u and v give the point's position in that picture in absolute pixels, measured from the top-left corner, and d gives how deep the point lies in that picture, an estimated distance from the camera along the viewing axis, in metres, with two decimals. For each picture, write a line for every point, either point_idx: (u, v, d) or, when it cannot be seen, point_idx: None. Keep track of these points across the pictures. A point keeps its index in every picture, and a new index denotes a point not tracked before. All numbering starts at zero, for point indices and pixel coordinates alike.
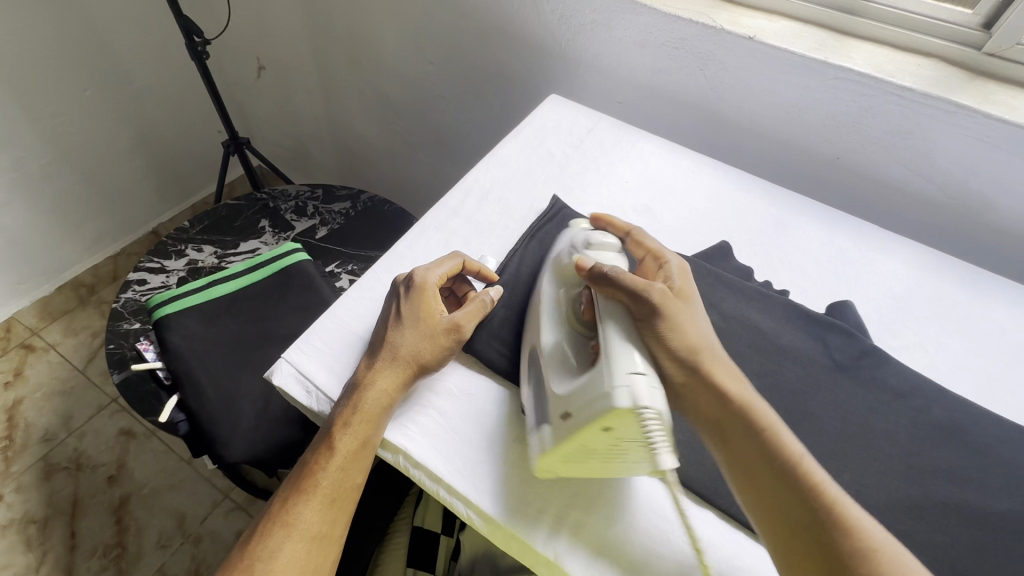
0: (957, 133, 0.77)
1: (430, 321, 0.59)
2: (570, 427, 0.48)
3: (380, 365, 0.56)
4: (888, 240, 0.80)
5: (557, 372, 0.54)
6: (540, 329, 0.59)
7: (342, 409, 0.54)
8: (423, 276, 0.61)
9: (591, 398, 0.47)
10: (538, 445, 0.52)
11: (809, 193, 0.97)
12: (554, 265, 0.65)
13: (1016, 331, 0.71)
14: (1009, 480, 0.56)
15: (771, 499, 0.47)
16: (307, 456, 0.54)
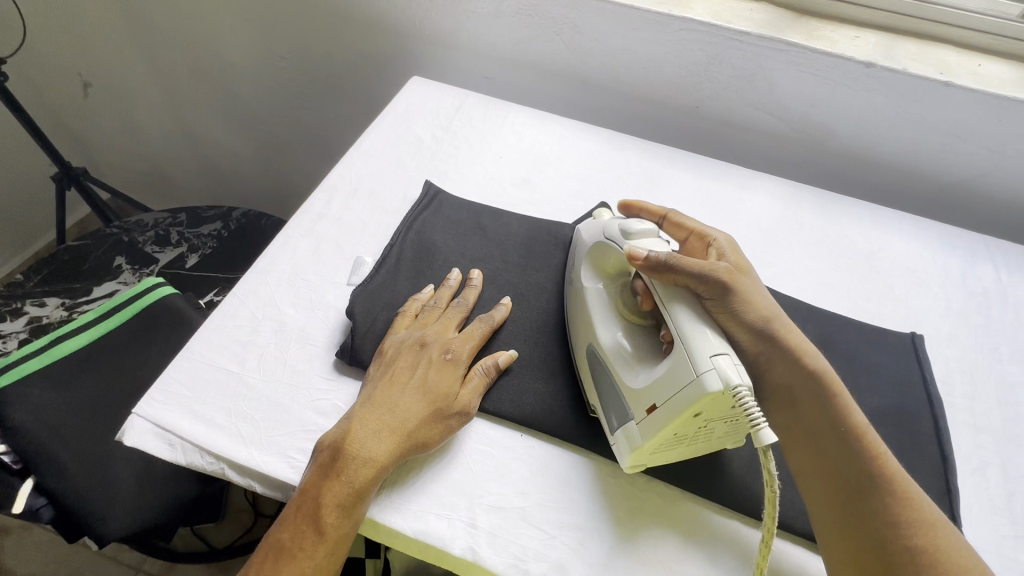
0: (792, 70, 0.83)
1: (440, 383, 0.53)
2: (659, 420, 0.47)
3: (378, 434, 0.49)
4: (752, 177, 0.84)
5: (624, 364, 0.52)
6: (594, 329, 0.56)
7: (333, 484, 0.46)
8: (449, 345, 0.55)
9: (677, 386, 0.46)
10: (623, 443, 0.51)
11: (680, 144, 1.00)
12: (592, 256, 0.60)
13: (864, 244, 0.78)
14: (876, 377, 0.62)
15: (827, 465, 0.49)
16: (284, 536, 0.46)
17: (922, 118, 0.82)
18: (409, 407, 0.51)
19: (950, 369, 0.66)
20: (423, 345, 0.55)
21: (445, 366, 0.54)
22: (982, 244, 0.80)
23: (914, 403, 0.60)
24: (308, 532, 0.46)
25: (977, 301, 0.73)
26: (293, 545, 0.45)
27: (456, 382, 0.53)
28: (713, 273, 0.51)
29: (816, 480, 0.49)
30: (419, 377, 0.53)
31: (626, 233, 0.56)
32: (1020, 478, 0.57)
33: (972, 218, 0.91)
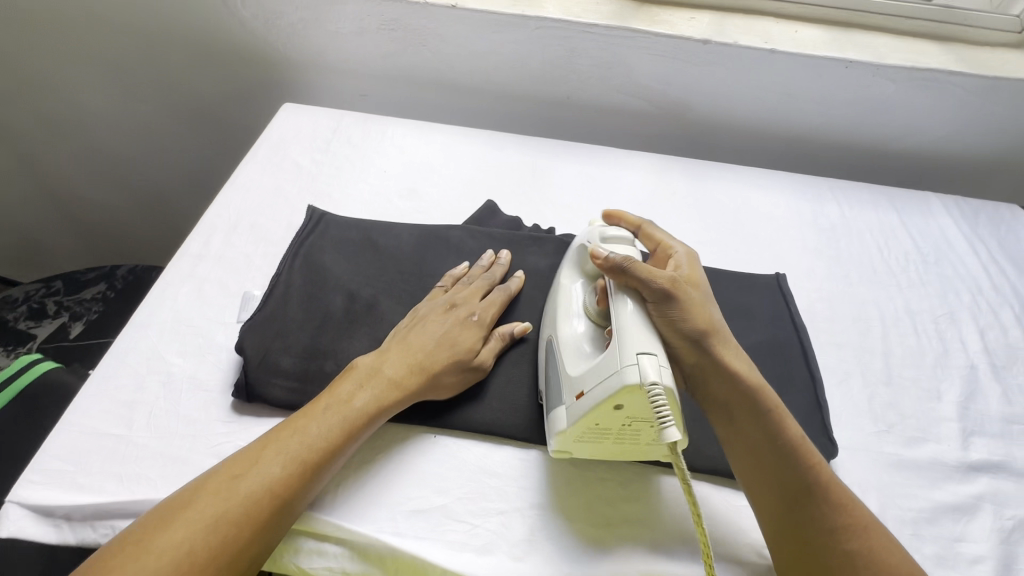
0: (644, 53, 0.90)
1: (462, 338, 0.57)
2: (583, 406, 0.47)
3: (393, 365, 0.54)
4: (626, 156, 0.91)
5: (572, 355, 0.52)
6: (557, 323, 0.57)
7: (352, 387, 0.52)
8: (473, 305, 0.61)
9: (604, 375, 0.46)
10: (553, 427, 0.51)
11: (561, 134, 1.05)
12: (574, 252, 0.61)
13: (730, 201, 0.86)
14: (752, 318, 0.68)
15: (770, 477, 0.49)
16: (297, 428, 0.48)
17: (760, 84, 0.92)
18: (439, 349, 0.56)
19: (813, 299, 0.74)
20: (459, 300, 0.61)
21: (474, 326, 0.59)
22: (825, 187, 0.91)
23: (784, 335, 0.67)
24: (323, 431, 0.48)
25: (828, 236, 0.83)
26: (305, 436, 0.47)
27: (477, 340, 0.58)
28: (655, 282, 0.50)
29: (760, 490, 0.50)
30: (448, 325, 0.58)
31: (603, 237, 0.57)
32: (877, 381, 0.65)
33: (819, 164, 1.03)
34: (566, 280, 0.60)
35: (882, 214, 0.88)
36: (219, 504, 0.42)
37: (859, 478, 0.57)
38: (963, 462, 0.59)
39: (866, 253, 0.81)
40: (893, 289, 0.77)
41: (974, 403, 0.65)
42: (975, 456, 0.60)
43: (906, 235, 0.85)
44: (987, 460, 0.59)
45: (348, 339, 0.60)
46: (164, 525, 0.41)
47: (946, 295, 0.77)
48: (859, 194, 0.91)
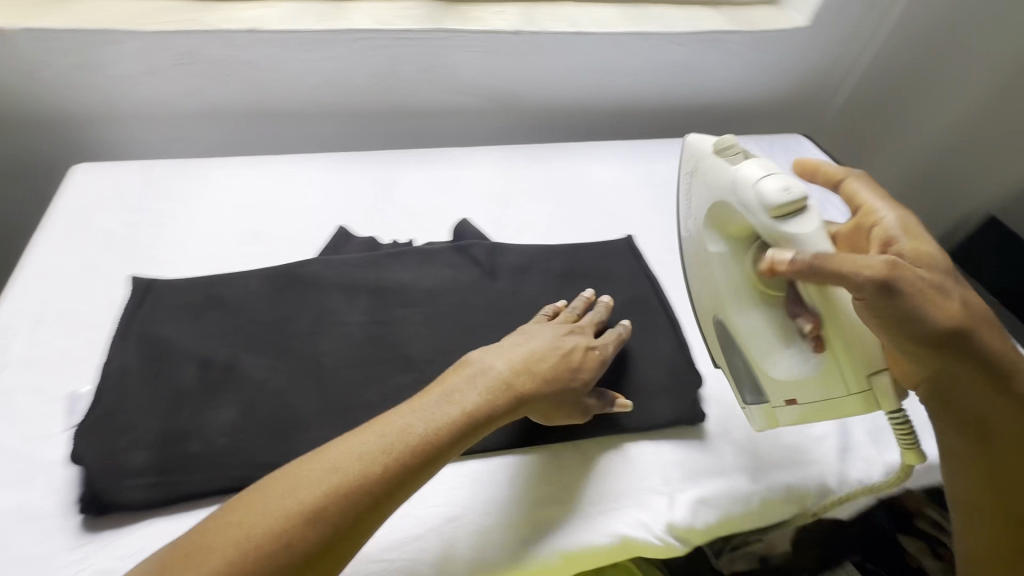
0: (463, 51, 0.92)
1: (581, 362, 0.59)
2: (801, 410, 0.55)
3: (523, 381, 0.54)
4: (472, 154, 0.92)
5: (764, 344, 0.56)
6: (732, 305, 0.58)
7: (462, 386, 0.51)
8: (586, 329, 0.63)
9: (827, 395, 0.53)
10: (756, 412, 0.59)
11: (405, 143, 1.04)
12: (721, 212, 0.59)
13: (575, 178, 0.91)
14: (612, 282, 0.74)
15: (980, 457, 0.52)
16: (404, 425, 0.46)
17: (576, 64, 0.98)
18: (558, 361, 0.57)
19: (660, 250, 0.81)
20: (576, 330, 0.62)
21: (593, 354, 0.60)
22: (652, 149, 1.01)
23: (642, 290, 0.73)
24: (433, 424, 0.47)
25: (663, 192, 0.92)
26: (409, 428, 0.46)
27: (596, 363, 0.60)
28: (866, 275, 0.46)
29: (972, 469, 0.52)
30: (568, 345, 0.59)
31: (778, 219, 0.51)
32: None
33: (646, 129, 1.13)
34: (722, 251, 0.60)
35: None
36: (305, 501, 0.41)
37: (724, 398, 0.65)
38: None
39: None
40: None
41: None
42: None
43: None
44: None
45: (211, 411, 0.55)
46: (238, 520, 0.40)
47: None
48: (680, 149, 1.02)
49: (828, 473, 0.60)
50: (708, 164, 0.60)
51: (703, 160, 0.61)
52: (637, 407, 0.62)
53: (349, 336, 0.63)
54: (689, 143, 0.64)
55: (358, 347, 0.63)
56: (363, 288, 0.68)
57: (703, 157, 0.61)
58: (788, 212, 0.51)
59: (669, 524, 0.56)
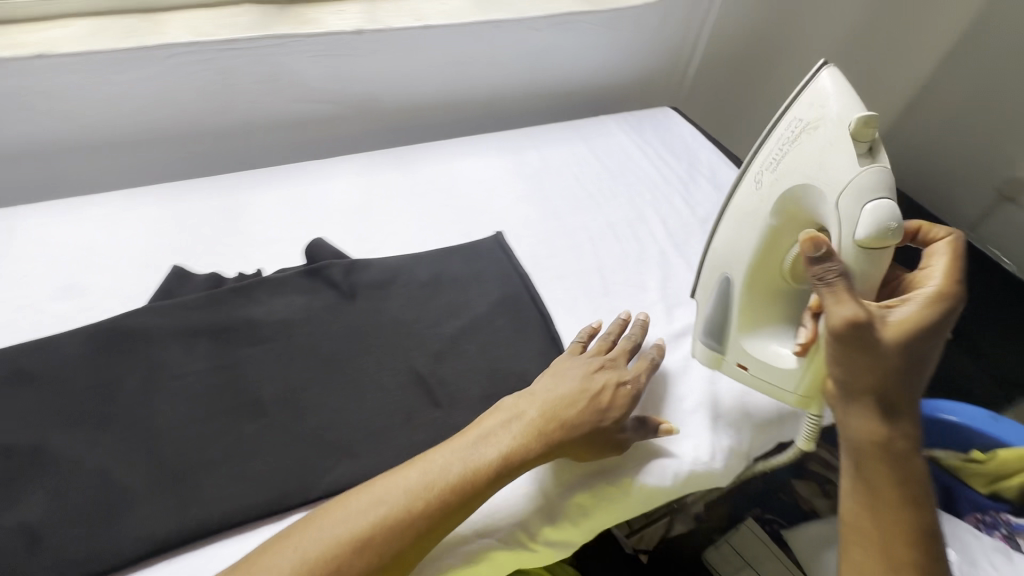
0: (302, 57, 0.85)
1: (615, 405, 0.55)
2: (745, 375, 0.62)
3: (547, 437, 0.51)
4: (330, 166, 0.86)
5: (741, 319, 0.61)
6: (739, 270, 0.60)
7: (499, 424, 0.51)
8: (620, 356, 0.60)
9: (773, 380, 0.60)
10: (703, 348, 0.64)
11: (262, 162, 0.96)
12: (800, 196, 0.55)
13: (444, 178, 0.88)
14: (481, 284, 0.71)
15: (874, 493, 0.52)
16: (441, 464, 0.48)
17: (432, 60, 0.94)
18: (592, 409, 0.54)
19: (533, 243, 0.80)
20: (608, 363, 0.59)
21: (624, 394, 0.56)
22: (523, 138, 0.99)
23: (513, 287, 0.71)
24: (469, 464, 0.48)
25: (534, 181, 0.90)
26: (446, 469, 0.47)
27: (625, 400, 0.56)
28: (836, 315, 0.49)
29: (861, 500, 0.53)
30: (598, 385, 0.55)
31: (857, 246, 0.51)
32: (598, 294, 0.74)
33: (520, 118, 1.11)
34: (774, 226, 0.57)
35: (574, 146, 0.99)
36: (330, 544, 0.43)
37: None
38: (673, 332, 0.70)
39: (568, 185, 0.91)
40: (594, 210, 0.87)
41: (670, 282, 0.77)
42: (680, 323, 0.71)
43: (595, 159, 0.97)
44: (688, 322, 0.71)
45: (11, 509, 0.47)
46: (268, 566, 0.42)
47: (634, 199, 0.90)
48: (551, 135, 1.01)
49: (702, 451, 0.59)
50: (823, 133, 0.53)
51: (819, 126, 0.53)
52: None
53: (187, 389, 0.57)
54: (816, 86, 0.55)
55: (198, 401, 0.56)
56: (203, 331, 0.61)
57: (826, 120, 0.53)
58: (868, 247, 0.51)
59: (545, 531, 0.52)
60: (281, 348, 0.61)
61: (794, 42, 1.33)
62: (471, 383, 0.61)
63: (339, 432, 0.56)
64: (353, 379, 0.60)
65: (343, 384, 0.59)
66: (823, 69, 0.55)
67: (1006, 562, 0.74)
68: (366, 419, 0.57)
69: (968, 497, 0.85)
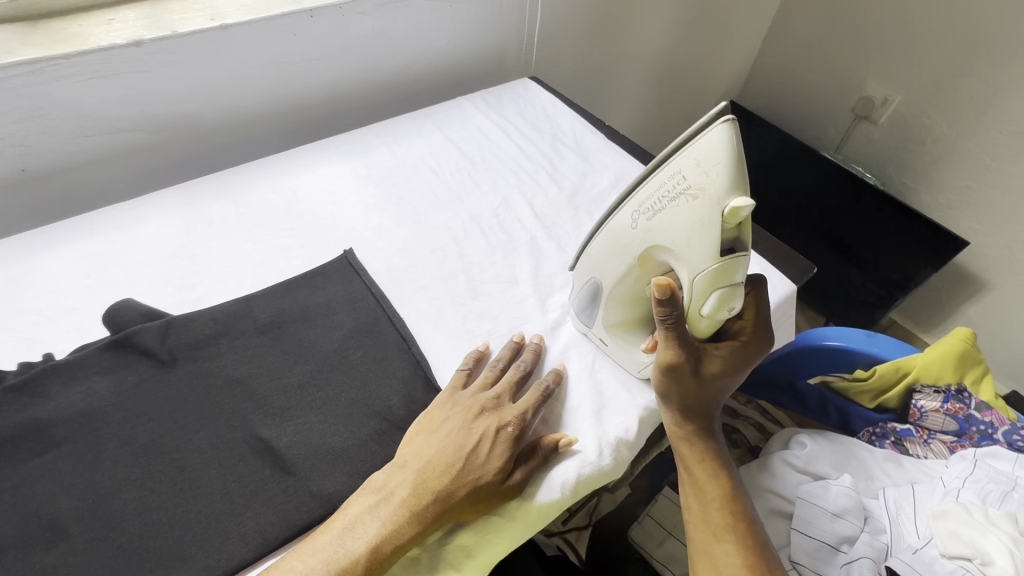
0: (71, 83, 0.70)
1: (495, 451, 0.50)
2: (608, 350, 0.61)
3: (422, 513, 0.47)
4: (139, 207, 0.73)
5: (605, 310, 0.58)
6: (607, 269, 0.55)
7: (367, 505, 0.47)
8: (506, 387, 0.56)
9: (629, 364, 0.60)
10: (576, 311, 0.62)
11: (59, 212, 0.80)
12: (666, 253, 0.48)
13: (281, 197, 0.77)
14: (332, 313, 0.63)
15: (699, 487, 0.56)
16: (303, 574, 0.43)
17: (244, 64, 0.82)
18: (470, 468, 0.49)
19: (390, 254, 0.72)
20: (490, 403, 0.54)
21: (506, 439, 0.51)
22: (371, 136, 0.89)
23: (369, 311, 0.64)
24: (333, 566, 0.43)
25: (387, 183, 0.82)
26: (308, 574, 0.43)
27: (510, 441, 0.51)
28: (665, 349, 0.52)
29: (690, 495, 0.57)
30: (477, 436, 0.51)
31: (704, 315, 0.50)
32: (466, 298, 0.68)
33: (369, 111, 1.02)
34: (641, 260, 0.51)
35: (428, 136, 0.91)
36: None
37: None
38: (548, 325, 0.66)
39: (425, 181, 0.83)
40: (456, 204, 0.81)
41: (542, 269, 0.73)
42: (554, 312, 0.67)
43: (452, 147, 0.90)
44: (563, 309, 0.68)
45: None
46: None
47: (497, 184, 0.84)
48: (402, 127, 0.92)
49: (587, 454, 0.55)
50: (698, 208, 0.44)
51: (697, 197, 0.44)
52: (373, 458, 0.52)
53: None
54: (706, 141, 0.42)
55: None
56: None
57: (706, 193, 0.43)
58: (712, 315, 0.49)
59: None
60: (85, 446, 0.51)
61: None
62: (327, 434, 0.53)
63: (168, 533, 0.47)
64: (181, 463, 0.51)
65: (170, 472, 0.50)
66: (719, 121, 0.41)
67: (897, 469, 0.79)
68: (202, 508, 0.48)
69: (860, 414, 0.90)
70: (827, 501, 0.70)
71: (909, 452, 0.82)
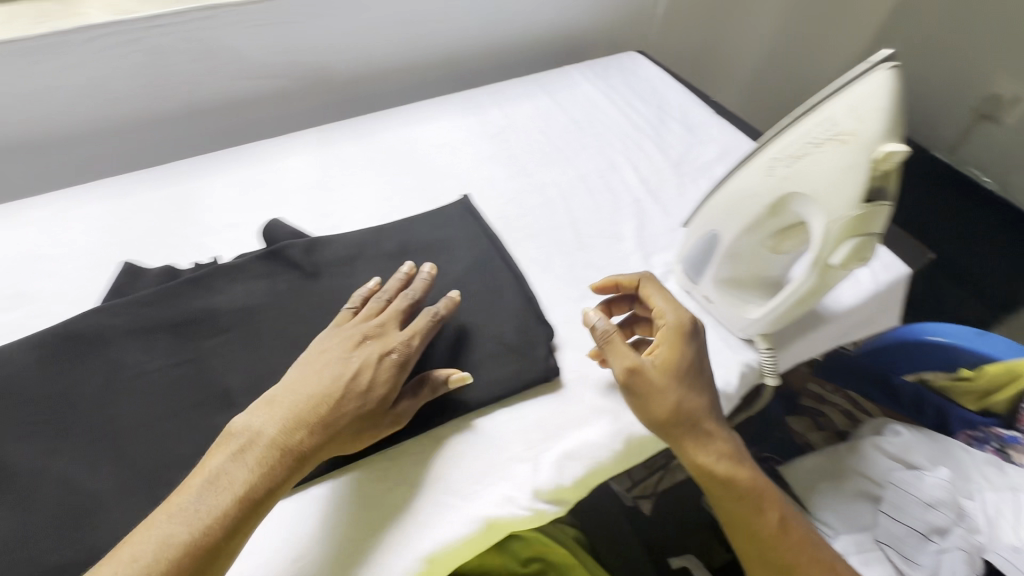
0: (237, 29, 0.79)
1: (379, 379, 0.50)
2: (713, 307, 0.63)
3: (297, 454, 0.45)
4: (281, 144, 0.82)
5: (716, 266, 0.60)
6: (725, 223, 0.56)
7: (227, 458, 0.43)
8: (392, 316, 0.54)
9: (734, 322, 0.62)
10: (685, 268, 0.65)
11: (211, 146, 0.91)
12: (799, 203, 0.49)
13: (402, 145, 0.84)
14: (451, 248, 0.68)
15: (742, 507, 0.52)
16: (161, 538, 0.39)
17: (379, 21, 0.89)
18: (349, 397, 0.48)
19: (502, 203, 0.77)
20: (375, 330, 0.53)
21: (390, 365, 0.51)
22: (484, 97, 0.94)
23: (484, 250, 0.68)
24: (201, 521, 0.40)
25: (498, 140, 0.87)
26: (175, 530, 0.40)
27: (394, 369, 0.51)
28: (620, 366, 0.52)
29: (735, 519, 0.53)
30: (358, 364, 0.50)
31: (824, 266, 0.50)
32: (573, 249, 0.71)
33: (478, 77, 1.07)
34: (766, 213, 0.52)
35: (537, 100, 0.95)
36: None
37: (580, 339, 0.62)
38: None
39: (534, 141, 0.87)
40: (563, 163, 0.84)
41: (646, 229, 0.75)
42: (657, 270, 0.69)
43: (560, 111, 0.93)
44: (666, 268, 0.69)
45: None
46: None
47: (603, 149, 0.87)
48: (513, 90, 0.96)
49: None
50: (846, 153, 0.44)
51: (846, 143, 0.44)
52: (487, 376, 0.57)
53: (151, 389, 0.54)
54: (865, 88, 0.44)
55: (167, 397, 0.54)
56: (161, 327, 0.58)
57: (857, 138, 0.44)
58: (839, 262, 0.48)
59: (535, 492, 0.51)
60: (247, 335, 0.59)
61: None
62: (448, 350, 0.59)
63: None
64: None
65: None
66: (882, 70, 0.43)
67: (998, 474, 0.73)
68: None
69: (959, 415, 0.83)
70: (921, 490, 0.69)
71: (1012, 461, 0.76)
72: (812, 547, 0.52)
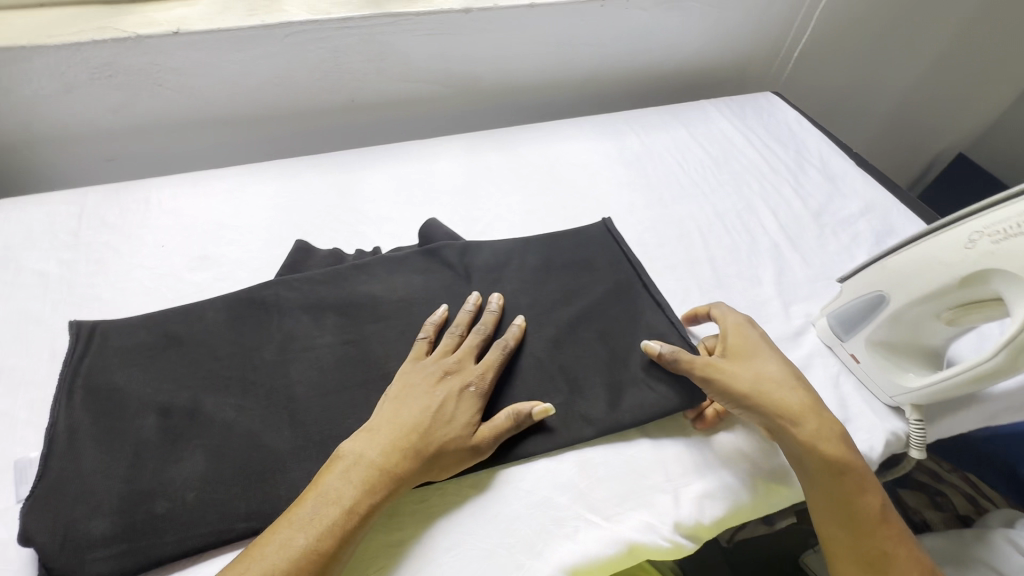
0: (411, 36, 0.85)
1: (460, 412, 0.52)
2: (861, 367, 0.62)
3: (398, 475, 0.48)
4: (432, 146, 0.87)
5: (875, 325, 0.59)
6: (901, 285, 0.55)
7: (337, 479, 0.46)
8: (466, 351, 0.56)
9: (884, 386, 0.60)
10: (833, 323, 0.64)
11: (361, 140, 0.97)
12: (1005, 278, 0.48)
13: (543, 162, 0.87)
14: (593, 269, 0.70)
15: (838, 489, 0.52)
16: (282, 539, 0.43)
17: (534, 41, 0.93)
18: (437, 426, 0.50)
19: (639, 230, 0.78)
20: (452, 366, 0.55)
21: (470, 399, 0.53)
22: (621, 123, 0.96)
23: (626, 274, 0.69)
24: (317, 533, 0.44)
25: (634, 167, 0.88)
26: (296, 540, 0.43)
27: (473, 403, 0.53)
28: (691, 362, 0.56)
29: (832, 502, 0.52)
30: (441, 398, 0.52)
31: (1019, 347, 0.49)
32: (710, 286, 0.71)
33: (610, 101, 1.09)
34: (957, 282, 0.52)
35: (672, 132, 0.96)
36: None
37: None
38: (791, 330, 0.67)
39: (670, 172, 0.88)
40: (699, 198, 0.84)
41: (785, 277, 0.74)
42: (798, 320, 0.68)
43: (696, 145, 0.94)
44: (807, 319, 0.68)
45: (173, 464, 0.50)
46: None
47: (739, 189, 0.86)
48: (649, 119, 0.98)
49: None
50: None
51: None
52: (629, 401, 0.58)
53: (321, 362, 0.58)
54: None
55: (334, 372, 0.58)
56: (330, 306, 0.62)
57: None
58: None
59: (677, 524, 0.52)
60: (405, 325, 0.62)
61: (899, 26, 1.25)
62: (591, 369, 0.60)
63: None
64: None
65: None
66: None
67: None
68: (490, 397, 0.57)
69: None
70: None
71: None
72: (908, 543, 0.51)
